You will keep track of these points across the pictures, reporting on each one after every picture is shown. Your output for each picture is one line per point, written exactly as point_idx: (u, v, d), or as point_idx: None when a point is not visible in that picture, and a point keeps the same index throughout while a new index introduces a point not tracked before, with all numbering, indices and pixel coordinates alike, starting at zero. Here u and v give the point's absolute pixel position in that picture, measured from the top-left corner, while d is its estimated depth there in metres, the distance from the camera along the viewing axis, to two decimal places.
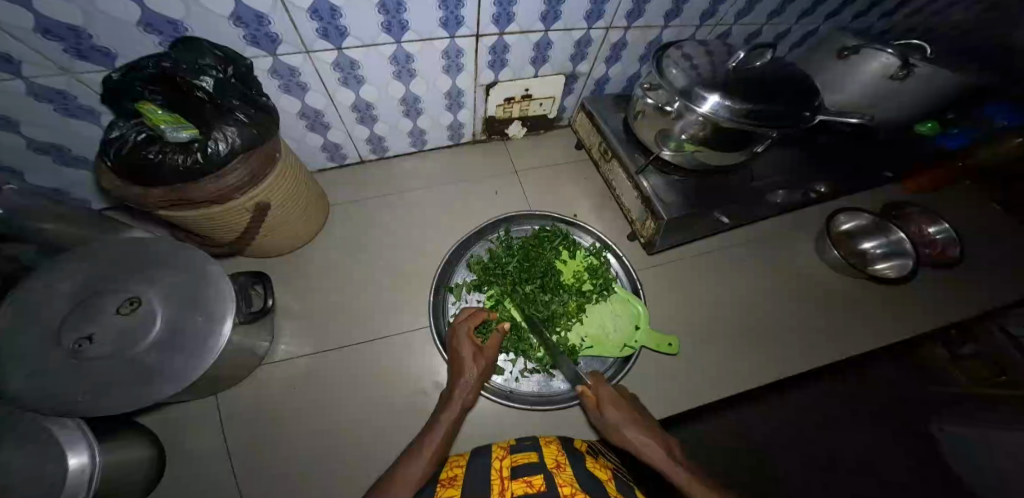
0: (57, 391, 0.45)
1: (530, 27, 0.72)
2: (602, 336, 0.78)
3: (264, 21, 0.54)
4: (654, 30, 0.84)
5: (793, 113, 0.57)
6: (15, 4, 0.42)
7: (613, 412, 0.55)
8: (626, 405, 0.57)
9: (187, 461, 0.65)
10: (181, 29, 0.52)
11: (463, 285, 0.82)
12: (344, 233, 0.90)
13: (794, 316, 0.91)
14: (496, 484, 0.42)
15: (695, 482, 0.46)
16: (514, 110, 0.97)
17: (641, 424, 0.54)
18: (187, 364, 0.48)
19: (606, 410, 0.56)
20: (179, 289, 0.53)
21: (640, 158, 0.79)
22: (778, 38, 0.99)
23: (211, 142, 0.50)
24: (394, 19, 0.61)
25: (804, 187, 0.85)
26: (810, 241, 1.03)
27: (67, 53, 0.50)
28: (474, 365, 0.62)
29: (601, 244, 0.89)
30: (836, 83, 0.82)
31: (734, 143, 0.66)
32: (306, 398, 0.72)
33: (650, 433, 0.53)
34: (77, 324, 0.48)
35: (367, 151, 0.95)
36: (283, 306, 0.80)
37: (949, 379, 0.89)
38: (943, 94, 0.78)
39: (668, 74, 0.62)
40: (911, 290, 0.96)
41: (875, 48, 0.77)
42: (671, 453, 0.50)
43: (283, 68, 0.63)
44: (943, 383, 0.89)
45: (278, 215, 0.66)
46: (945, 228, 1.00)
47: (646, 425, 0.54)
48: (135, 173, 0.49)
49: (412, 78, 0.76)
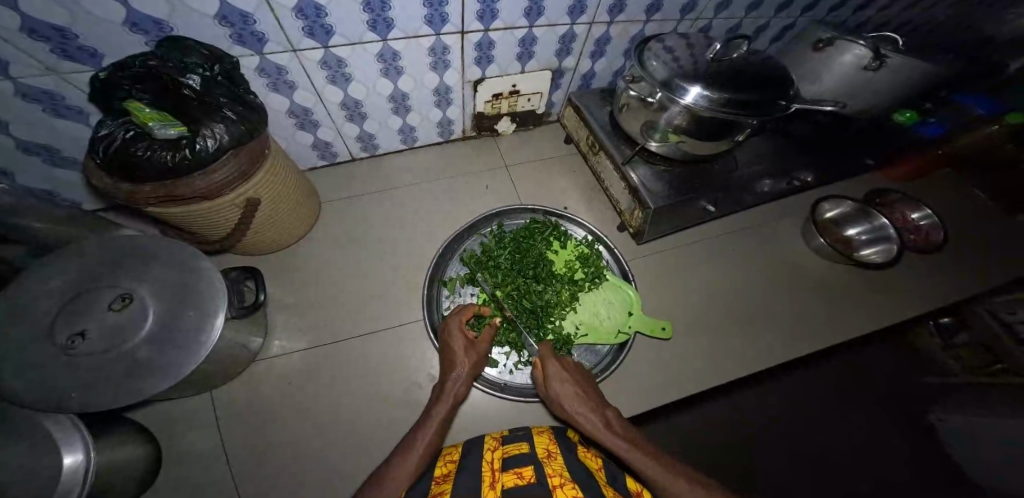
0: (49, 386, 0.45)
1: (515, 22, 0.74)
2: (596, 323, 0.80)
3: (250, 21, 0.55)
4: (636, 24, 0.86)
5: (768, 102, 0.59)
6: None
7: (559, 389, 0.57)
8: (571, 381, 0.58)
9: (185, 458, 0.66)
10: (167, 29, 0.53)
11: (457, 278, 0.83)
12: (337, 230, 0.91)
13: (781, 303, 0.92)
14: (487, 475, 0.42)
15: (633, 451, 0.47)
16: (502, 106, 0.98)
17: (587, 401, 0.55)
18: (180, 358, 0.49)
19: (552, 387, 0.58)
20: (170, 285, 0.54)
21: (626, 149, 0.81)
22: (759, 31, 1.01)
23: (200, 138, 0.51)
24: (379, 16, 0.62)
25: (789, 176, 0.86)
26: (797, 229, 1.05)
27: (53, 53, 0.51)
28: (466, 358, 0.63)
29: (593, 237, 0.91)
30: (813, 74, 0.84)
31: (714, 134, 0.67)
32: (302, 392, 0.73)
33: (595, 409, 0.54)
34: (70, 321, 0.49)
35: (359, 149, 0.96)
36: (277, 302, 0.81)
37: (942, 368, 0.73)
38: (921, 82, 0.80)
39: (649, 67, 0.64)
40: (896, 275, 0.98)
41: (849, 40, 0.78)
42: (610, 426, 0.51)
43: (270, 67, 0.64)
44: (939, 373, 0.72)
45: (268, 211, 0.67)
46: (928, 213, 1.02)
47: (592, 401, 0.55)
48: (124, 170, 0.49)
49: (400, 75, 0.77)
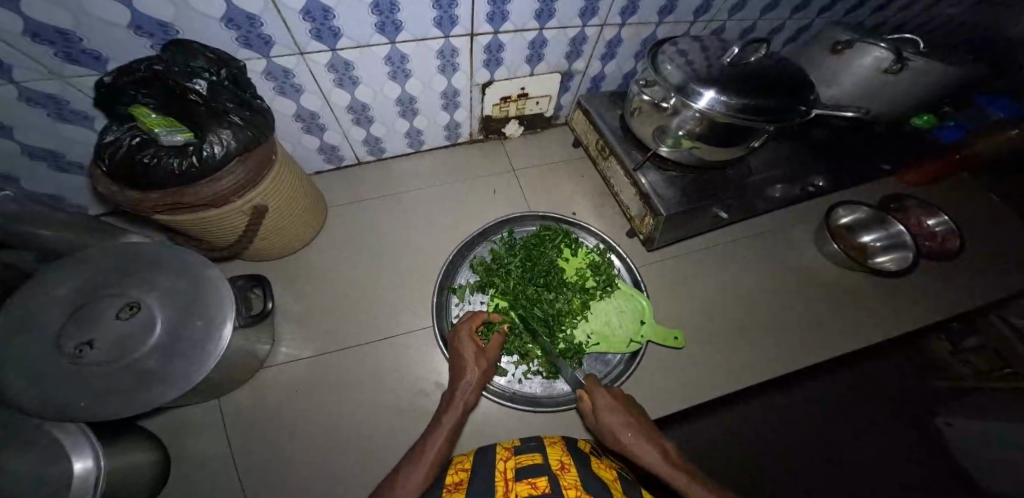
0: (58, 397, 0.45)
1: (525, 25, 0.72)
2: (608, 332, 0.79)
3: (256, 23, 0.54)
4: (648, 27, 0.84)
5: (788, 108, 0.58)
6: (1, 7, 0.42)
7: (609, 417, 0.53)
8: (620, 408, 0.54)
9: (192, 463, 0.65)
10: (172, 31, 0.52)
11: (466, 286, 0.81)
12: (343, 234, 0.90)
13: (794, 311, 0.90)
14: (501, 486, 0.41)
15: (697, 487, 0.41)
16: (510, 109, 0.97)
17: (638, 429, 0.50)
18: (188, 368, 0.48)
19: (601, 415, 0.54)
20: (178, 293, 0.53)
21: (637, 155, 0.79)
22: (772, 33, 0.99)
23: (206, 145, 0.49)
24: (387, 19, 0.61)
25: (803, 182, 0.84)
26: (809, 235, 1.03)
27: (57, 57, 0.50)
28: (476, 365, 0.62)
29: (605, 245, 0.89)
30: (832, 76, 0.82)
31: (731, 139, 0.65)
32: (309, 400, 0.72)
33: (647, 438, 0.49)
34: (78, 331, 0.48)
35: (365, 153, 0.95)
36: (283, 309, 0.80)
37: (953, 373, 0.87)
38: (940, 86, 0.78)
39: (664, 70, 0.62)
40: (911, 282, 0.96)
41: (868, 43, 0.75)
42: (668, 458, 0.46)
43: (277, 70, 0.63)
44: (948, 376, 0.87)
45: (275, 216, 0.66)
46: (945, 220, 1.00)
47: (643, 429, 0.50)
48: (129, 177, 0.49)
49: (408, 79, 0.76)
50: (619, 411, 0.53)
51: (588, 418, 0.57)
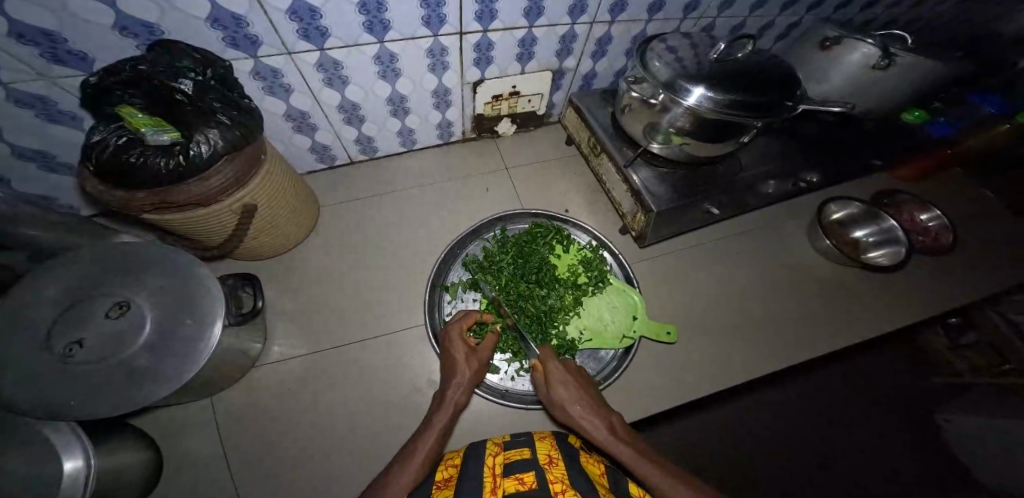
0: (46, 395, 0.45)
1: (513, 23, 0.72)
2: (600, 328, 0.79)
3: (242, 23, 0.54)
4: (638, 24, 0.84)
5: (775, 104, 0.58)
6: None
7: (561, 391, 0.55)
8: (572, 383, 0.56)
9: (185, 462, 0.65)
10: (157, 32, 0.52)
11: (459, 284, 0.81)
12: (336, 233, 0.90)
13: (787, 307, 0.91)
14: (488, 481, 0.41)
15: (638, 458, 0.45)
16: (502, 107, 0.97)
17: (588, 402, 0.54)
18: (178, 367, 0.48)
19: (554, 388, 0.57)
20: (167, 292, 0.53)
21: (628, 152, 0.79)
22: (763, 30, 0.99)
23: (194, 144, 0.50)
24: (375, 18, 0.61)
25: (794, 177, 0.84)
26: (803, 231, 1.03)
27: (43, 58, 0.50)
28: (468, 366, 0.62)
29: (597, 242, 0.89)
30: (821, 73, 0.82)
31: (720, 135, 0.65)
32: (302, 399, 0.72)
33: (596, 411, 0.52)
34: (68, 330, 0.48)
35: (357, 152, 0.96)
36: (276, 308, 0.80)
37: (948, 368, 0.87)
38: (930, 82, 0.78)
39: (652, 67, 0.62)
40: (905, 277, 0.96)
41: (856, 39, 0.76)
42: (614, 431, 0.49)
43: (266, 70, 0.63)
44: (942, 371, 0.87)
45: (266, 215, 0.66)
46: (938, 215, 1.00)
47: (592, 403, 0.54)
48: (117, 177, 0.49)
49: (398, 78, 0.76)
50: (571, 385, 0.56)
51: (541, 389, 0.59)
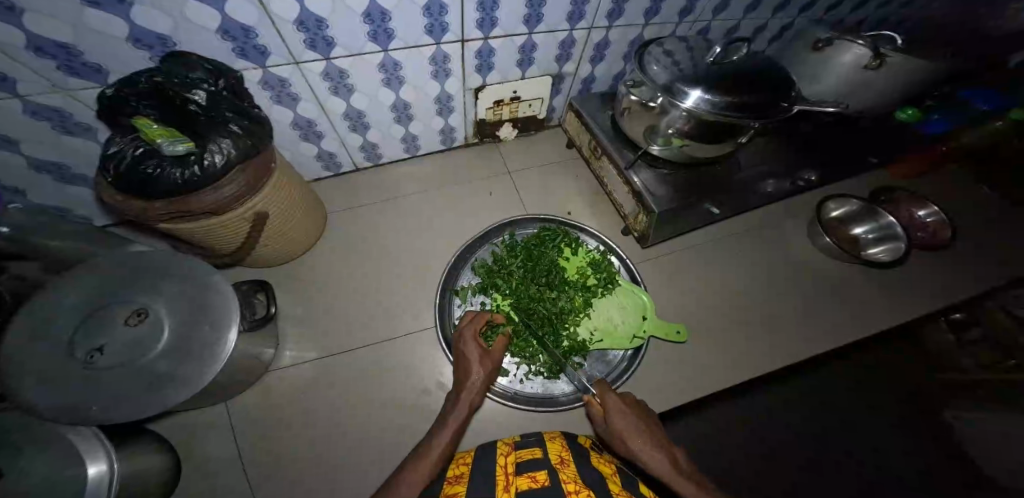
0: (69, 400, 0.46)
1: (514, 30, 0.74)
2: (611, 328, 0.80)
3: (251, 34, 0.56)
4: (634, 28, 0.86)
5: (770, 105, 0.59)
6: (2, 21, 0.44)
7: (618, 420, 0.54)
8: (631, 414, 0.55)
9: (201, 466, 0.66)
10: (169, 44, 0.54)
11: (469, 288, 0.83)
12: (345, 238, 0.92)
13: (791, 304, 0.91)
14: (501, 479, 0.42)
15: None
16: (504, 113, 0.99)
17: (649, 436, 0.52)
18: (196, 370, 0.49)
19: (610, 417, 0.56)
20: (183, 299, 0.55)
21: (629, 154, 0.81)
22: (756, 32, 1.01)
23: (208, 154, 0.51)
24: (380, 28, 0.63)
25: (793, 176, 0.86)
26: (803, 229, 1.04)
27: (60, 71, 0.52)
28: (481, 367, 0.63)
29: (605, 247, 0.90)
30: (814, 74, 0.83)
31: (718, 136, 0.67)
32: (314, 402, 0.73)
33: (658, 446, 0.50)
34: (89, 337, 0.50)
35: (362, 159, 0.97)
36: (285, 314, 0.81)
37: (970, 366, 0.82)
38: (924, 80, 0.79)
39: (650, 71, 0.64)
40: (906, 273, 0.97)
41: (847, 40, 0.78)
42: (677, 466, 0.47)
43: (273, 80, 0.65)
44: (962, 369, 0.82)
45: (276, 223, 0.68)
46: (935, 211, 1.02)
47: (654, 437, 0.52)
48: (134, 188, 0.50)
49: (402, 85, 0.78)
50: (630, 416, 0.55)
51: (597, 419, 0.59)
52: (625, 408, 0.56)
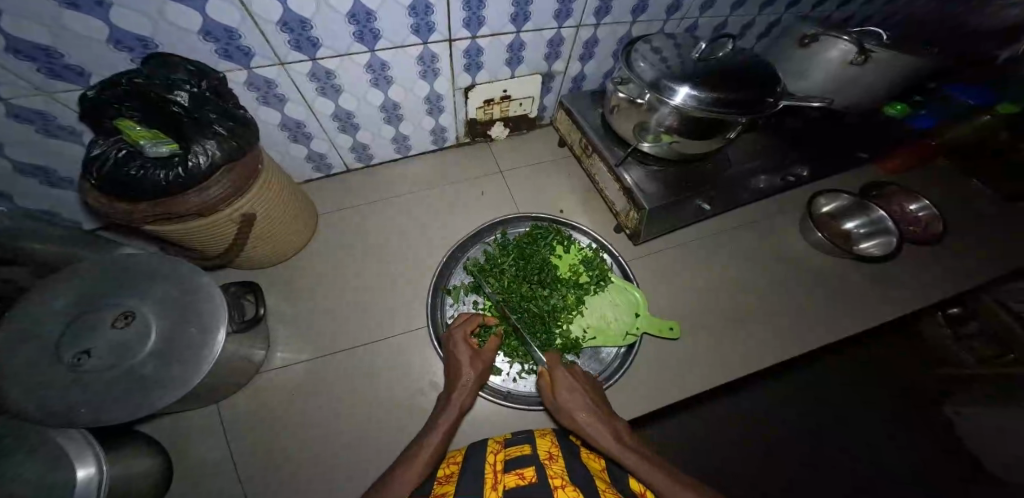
0: (56, 403, 0.46)
1: (501, 29, 0.74)
2: (604, 326, 0.80)
3: (234, 36, 0.56)
4: (622, 26, 0.86)
5: (757, 100, 0.59)
6: None
7: (565, 396, 0.55)
8: (578, 389, 0.56)
9: (193, 469, 0.66)
10: (151, 46, 0.54)
11: (461, 287, 0.83)
12: (336, 239, 0.92)
13: (784, 300, 0.91)
14: (490, 477, 0.42)
15: (649, 468, 0.44)
16: (494, 112, 0.99)
17: (593, 410, 0.53)
18: (184, 372, 0.49)
19: (559, 394, 0.56)
20: (170, 301, 0.54)
21: (619, 151, 0.81)
22: (744, 29, 1.01)
23: (191, 156, 0.51)
24: (365, 28, 0.63)
25: (783, 171, 0.86)
26: (794, 227, 1.03)
27: (41, 73, 0.52)
28: (472, 367, 0.63)
29: (597, 245, 0.91)
30: (801, 70, 0.84)
31: (705, 133, 0.67)
32: (306, 402, 0.73)
33: (603, 419, 0.52)
34: (76, 340, 0.49)
35: (353, 160, 0.97)
36: (277, 315, 0.81)
37: (965, 361, 0.89)
38: (911, 75, 0.79)
39: (637, 68, 0.64)
40: (898, 267, 0.97)
41: (833, 36, 0.77)
42: (620, 438, 0.49)
43: (259, 81, 0.65)
44: (958, 365, 0.89)
45: (264, 225, 0.68)
46: (926, 205, 1.02)
47: (599, 411, 0.53)
48: (117, 190, 0.50)
49: (390, 85, 0.78)
50: (577, 391, 0.56)
51: (544, 395, 0.59)
52: (573, 382, 0.57)
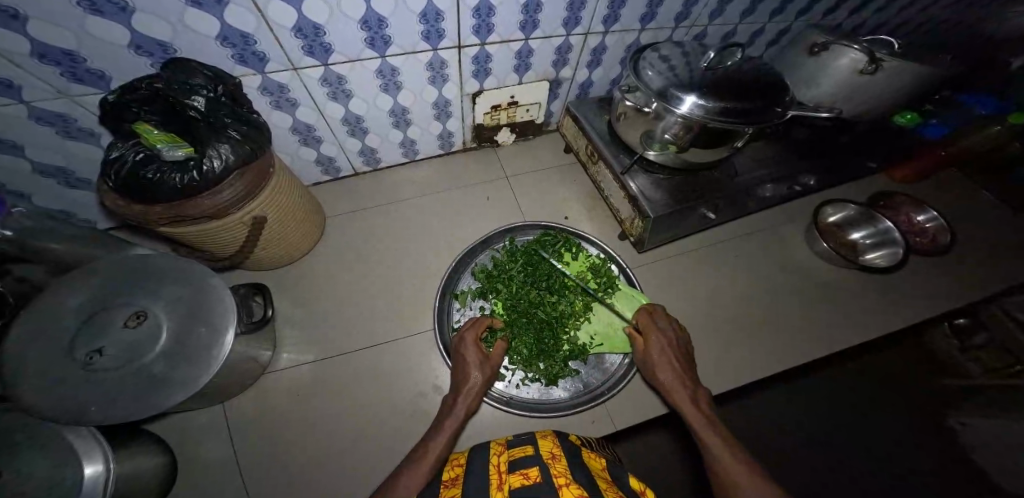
0: (73, 399, 0.47)
1: (510, 36, 0.75)
2: (611, 333, 0.80)
3: (250, 41, 0.57)
4: (630, 33, 0.86)
5: (766, 109, 0.59)
6: (8, 30, 0.45)
7: (655, 353, 0.62)
8: (667, 351, 0.62)
9: (198, 467, 0.67)
10: (169, 50, 0.55)
11: (468, 291, 0.84)
12: (343, 242, 0.93)
13: (788, 309, 0.91)
14: (495, 478, 0.42)
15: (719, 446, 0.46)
16: (502, 117, 0.99)
17: (680, 377, 0.58)
18: (194, 373, 0.50)
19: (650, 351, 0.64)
20: (182, 303, 0.55)
21: (625, 159, 0.81)
22: (752, 37, 1.01)
23: (207, 160, 0.52)
24: (377, 34, 0.64)
25: (792, 180, 0.86)
26: (800, 235, 1.03)
27: (64, 77, 0.53)
28: (480, 370, 0.62)
29: (606, 256, 0.89)
30: (811, 78, 0.84)
31: (713, 141, 0.67)
32: (310, 404, 0.74)
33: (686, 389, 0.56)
34: (89, 339, 0.50)
35: (361, 164, 0.98)
36: (284, 316, 0.82)
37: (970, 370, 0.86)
38: (919, 84, 0.79)
39: (645, 76, 0.64)
40: (904, 278, 0.97)
41: (843, 45, 0.77)
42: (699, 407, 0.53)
43: (272, 85, 0.66)
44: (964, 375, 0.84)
45: (275, 228, 0.69)
46: (934, 216, 1.01)
47: (685, 379, 0.57)
48: (134, 193, 0.51)
49: (399, 91, 0.79)
50: (667, 356, 0.61)
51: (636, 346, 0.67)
52: (667, 348, 0.62)
